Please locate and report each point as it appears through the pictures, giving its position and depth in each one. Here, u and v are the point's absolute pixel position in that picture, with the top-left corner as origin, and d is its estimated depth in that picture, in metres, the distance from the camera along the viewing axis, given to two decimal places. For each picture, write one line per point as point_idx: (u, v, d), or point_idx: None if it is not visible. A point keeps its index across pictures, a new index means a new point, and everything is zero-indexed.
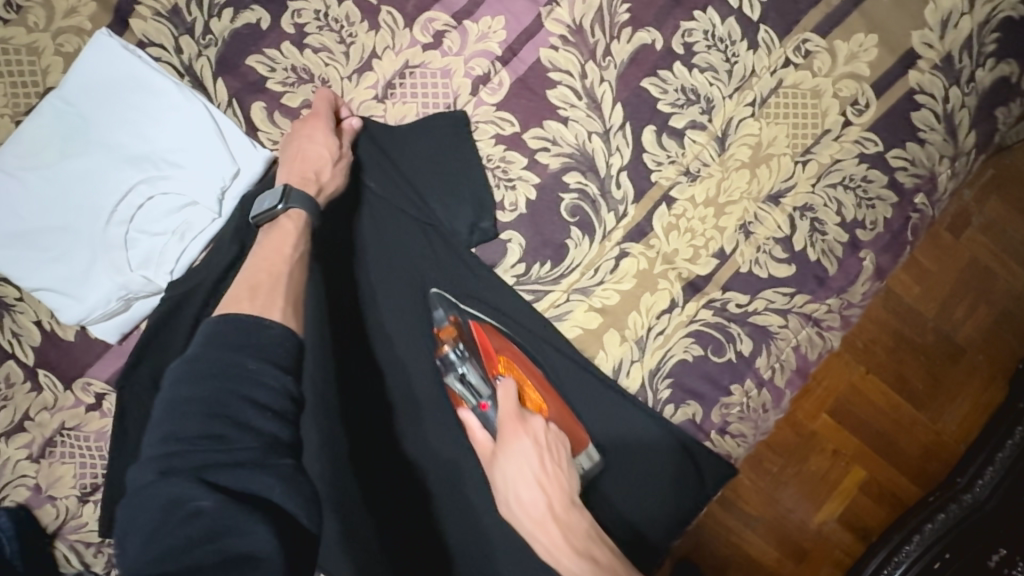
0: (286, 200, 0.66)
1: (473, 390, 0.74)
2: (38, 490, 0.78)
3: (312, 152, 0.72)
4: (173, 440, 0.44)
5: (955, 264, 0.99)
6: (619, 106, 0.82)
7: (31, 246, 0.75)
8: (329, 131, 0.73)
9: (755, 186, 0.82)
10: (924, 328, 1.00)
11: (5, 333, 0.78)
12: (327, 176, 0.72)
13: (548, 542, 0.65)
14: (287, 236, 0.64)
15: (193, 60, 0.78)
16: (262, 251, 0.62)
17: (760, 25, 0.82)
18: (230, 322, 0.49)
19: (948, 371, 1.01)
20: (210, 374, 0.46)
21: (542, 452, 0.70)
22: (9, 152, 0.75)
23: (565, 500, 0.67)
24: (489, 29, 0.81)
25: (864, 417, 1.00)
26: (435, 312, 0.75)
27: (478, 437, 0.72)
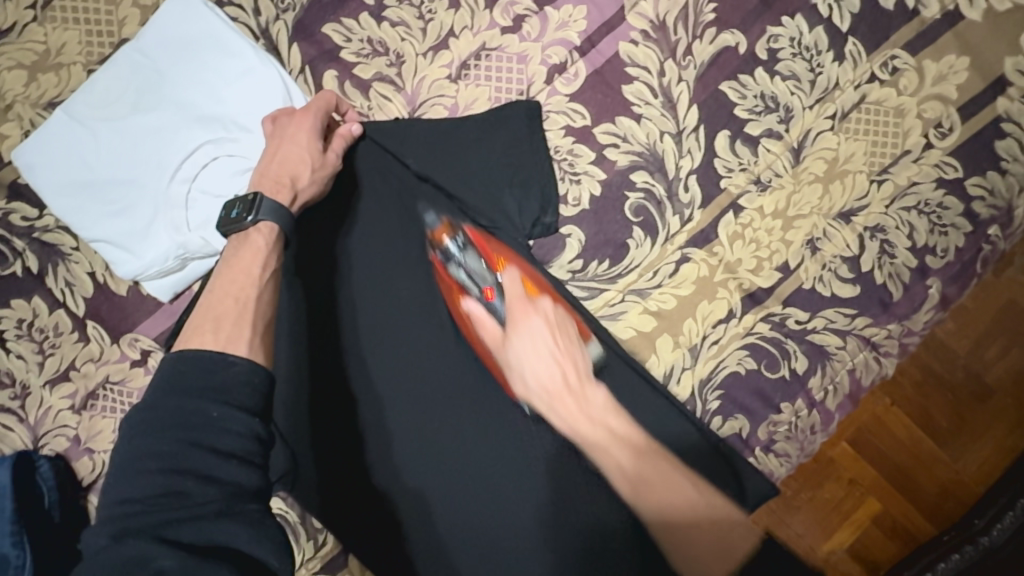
0: (257, 212, 0.59)
1: (475, 278, 0.69)
2: (78, 441, 0.78)
3: (292, 155, 0.66)
4: (127, 501, 0.40)
5: (992, 304, 0.87)
6: (694, 108, 0.80)
7: (93, 197, 0.75)
8: (315, 137, 0.68)
9: (827, 202, 0.80)
10: (953, 364, 0.87)
11: (58, 282, 0.78)
12: (305, 183, 0.65)
13: (565, 414, 0.62)
14: (257, 255, 0.57)
15: (271, 23, 0.78)
16: (225, 272, 0.56)
17: (849, 37, 0.79)
18: (186, 358, 0.45)
19: (974, 411, 0.87)
20: (169, 425, 0.42)
21: (553, 330, 0.67)
22: (82, 100, 0.74)
23: (581, 371, 0.65)
24: (570, 18, 0.80)
25: (886, 449, 0.87)
26: (425, 217, 0.72)
27: (487, 326, 0.67)
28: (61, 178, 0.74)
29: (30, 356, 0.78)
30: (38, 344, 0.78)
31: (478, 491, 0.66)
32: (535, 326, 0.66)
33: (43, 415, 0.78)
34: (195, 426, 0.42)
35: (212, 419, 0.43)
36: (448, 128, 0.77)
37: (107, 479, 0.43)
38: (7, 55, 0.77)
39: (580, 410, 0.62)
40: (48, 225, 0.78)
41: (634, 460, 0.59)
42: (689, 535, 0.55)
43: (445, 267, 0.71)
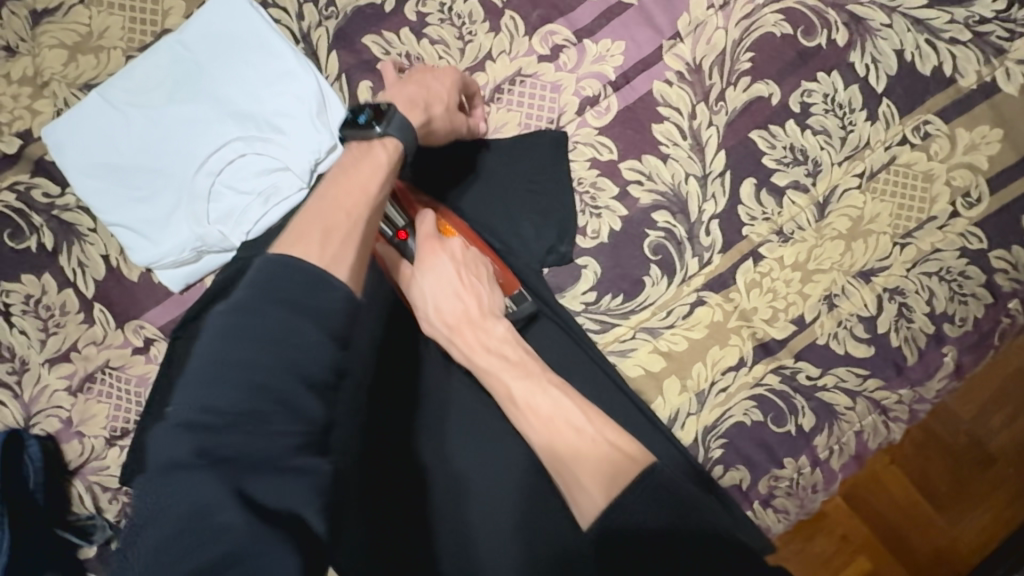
0: (386, 124, 0.58)
1: (392, 218, 0.67)
2: (69, 424, 0.77)
3: (432, 84, 0.66)
4: (205, 411, 0.37)
5: (998, 371, 0.86)
6: (722, 153, 0.80)
7: (118, 181, 0.75)
8: (456, 77, 0.69)
9: (848, 259, 0.80)
10: (956, 429, 0.86)
11: (71, 261, 0.78)
12: (437, 113, 0.65)
13: (464, 345, 0.62)
14: (376, 172, 0.55)
15: (313, 29, 0.78)
16: (346, 171, 0.54)
17: (883, 98, 0.79)
18: (291, 263, 0.42)
19: (974, 478, 0.86)
20: (254, 346, 0.38)
21: (459, 266, 0.64)
22: (121, 86, 0.75)
23: (485, 307, 0.63)
24: (607, 52, 0.80)
25: (881, 508, 0.85)
26: None
27: (398, 265, 0.66)
28: (88, 159, 0.74)
29: (33, 333, 0.77)
30: (43, 322, 0.78)
31: (514, 489, 0.59)
32: (441, 256, 0.64)
33: (38, 393, 0.77)
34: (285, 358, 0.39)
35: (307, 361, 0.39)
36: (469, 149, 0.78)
37: (186, 381, 0.39)
38: (49, 33, 0.77)
39: (480, 348, 0.61)
40: (68, 204, 0.78)
41: (523, 386, 0.58)
42: (581, 471, 0.50)
43: None
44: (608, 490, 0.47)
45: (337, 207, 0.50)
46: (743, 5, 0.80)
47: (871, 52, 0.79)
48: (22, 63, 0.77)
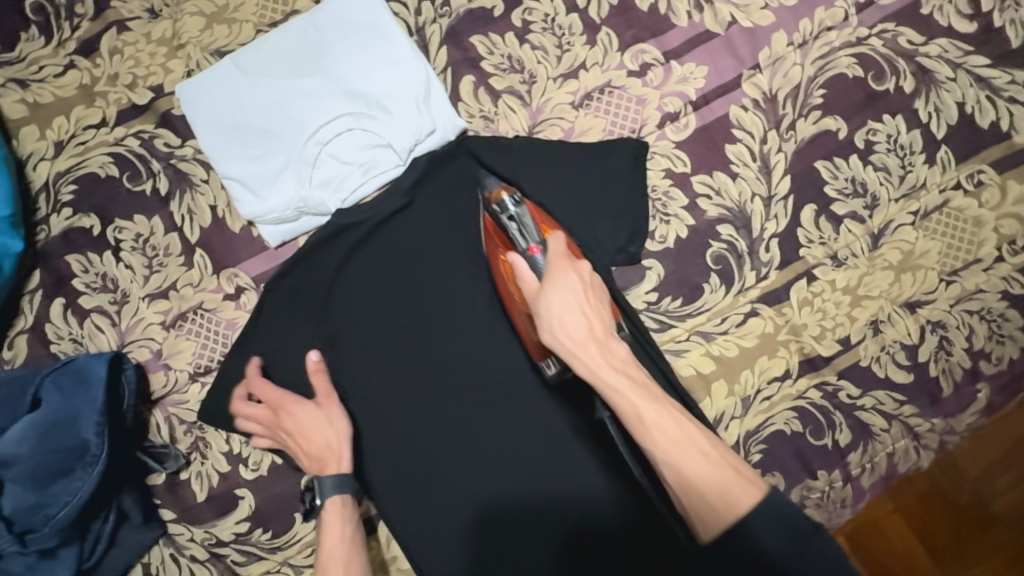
0: (322, 495, 0.72)
1: (523, 234, 0.70)
2: (159, 356, 0.83)
3: (310, 433, 0.75)
4: None
5: (1008, 434, 0.87)
6: (788, 178, 0.86)
7: (237, 139, 0.82)
8: (306, 404, 0.76)
9: (895, 289, 0.85)
10: (960, 485, 0.87)
11: (181, 208, 0.84)
12: (334, 437, 0.75)
13: (588, 360, 0.60)
14: (337, 532, 0.70)
15: (427, 24, 0.86)
16: (321, 558, 0.68)
17: (942, 144, 0.86)
18: None
19: (974, 538, 0.87)
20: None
21: (587, 289, 0.65)
22: (251, 55, 0.82)
23: (607, 327, 0.63)
24: (691, 74, 0.87)
25: (879, 554, 0.86)
26: (488, 181, 0.77)
27: (525, 277, 0.66)
28: (214, 117, 0.82)
29: (137, 269, 0.84)
30: (148, 259, 0.84)
31: (485, 473, 0.79)
32: (572, 276, 0.65)
33: (134, 324, 0.83)
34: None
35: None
36: (552, 150, 0.84)
37: None
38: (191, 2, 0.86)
39: (605, 358, 0.60)
40: (185, 155, 0.84)
41: (653, 408, 0.57)
42: (702, 480, 0.54)
43: (497, 218, 0.73)
44: (730, 508, 0.53)
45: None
46: (821, 46, 0.87)
47: (935, 101, 0.86)
48: (164, 25, 0.85)
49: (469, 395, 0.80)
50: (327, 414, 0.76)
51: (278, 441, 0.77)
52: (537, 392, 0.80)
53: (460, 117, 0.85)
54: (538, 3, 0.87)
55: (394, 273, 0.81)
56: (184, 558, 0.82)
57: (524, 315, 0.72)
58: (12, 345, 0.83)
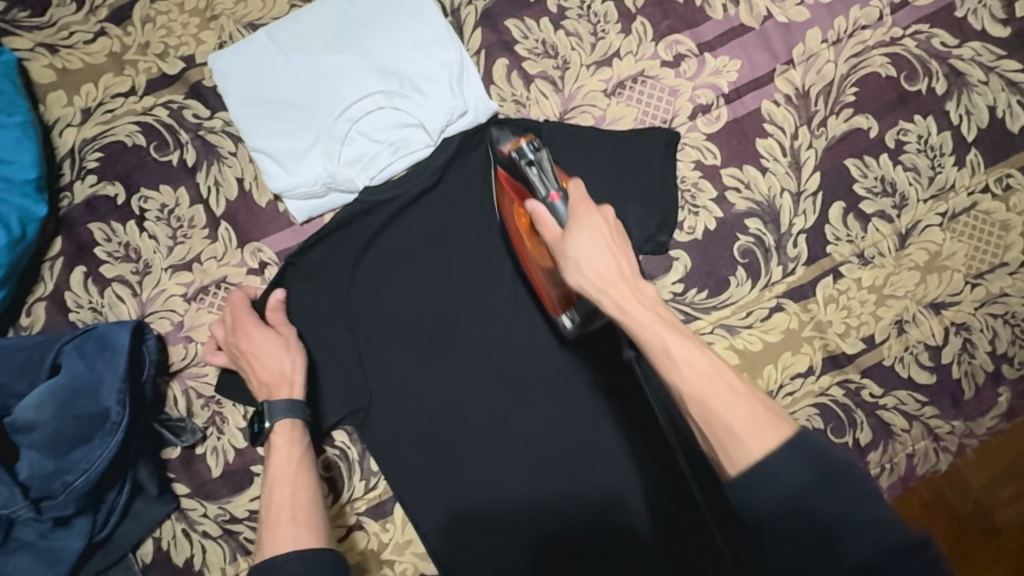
0: (272, 418, 0.71)
1: (545, 181, 0.69)
2: (179, 328, 0.82)
3: (263, 357, 0.74)
4: None
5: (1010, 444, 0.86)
6: (817, 174, 0.86)
7: (267, 112, 0.81)
8: (261, 328, 0.75)
9: (921, 289, 0.85)
10: (963, 495, 0.85)
11: (207, 179, 0.84)
12: (288, 366, 0.74)
13: (616, 296, 0.58)
14: (287, 452, 0.71)
15: (462, 6, 0.86)
16: (270, 477, 0.69)
17: (972, 147, 0.86)
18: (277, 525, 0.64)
19: (977, 550, 0.84)
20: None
21: (610, 229, 0.63)
22: (286, 29, 0.82)
23: (633, 269, 0.61)
24: (724, 67, 0.87)
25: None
26: (504, 139, 0.79)
27: (548, 222, 0.65)
28: (245, 88, 0.81)
29: (161, 239, 0.83)
30: (172, 230, 0.83)
31: (509, 458, 0.78)
32: (598, 216, 0.63)
33: (156, 295, 0.82)
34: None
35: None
36: (582, 138, 0.83)
37: None
38: None
39: (632, 296, 0.58)
40: (214, 127, 0.84)
41: (681, 341, 0.54)
42: (733, 416, 0.51)
43: (515, 169, 0.73)
44: (761, 436, 0.49)
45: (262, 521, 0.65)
46: (854, 45, 0.87)
47: (966, 104, 0.86)
48: None
49: (491, 381, 0.79)
50: (285, 343, 0.75)
51: (233, 361, 0.77)
52: (562, 378, 0.79)
53: (492, 100, 0.85)
54: None
55: (419, 254, 0.80)
56: (197, 534, 0.81)
57: (541, 268, 0.73)
58: (30, 312, 0.82)
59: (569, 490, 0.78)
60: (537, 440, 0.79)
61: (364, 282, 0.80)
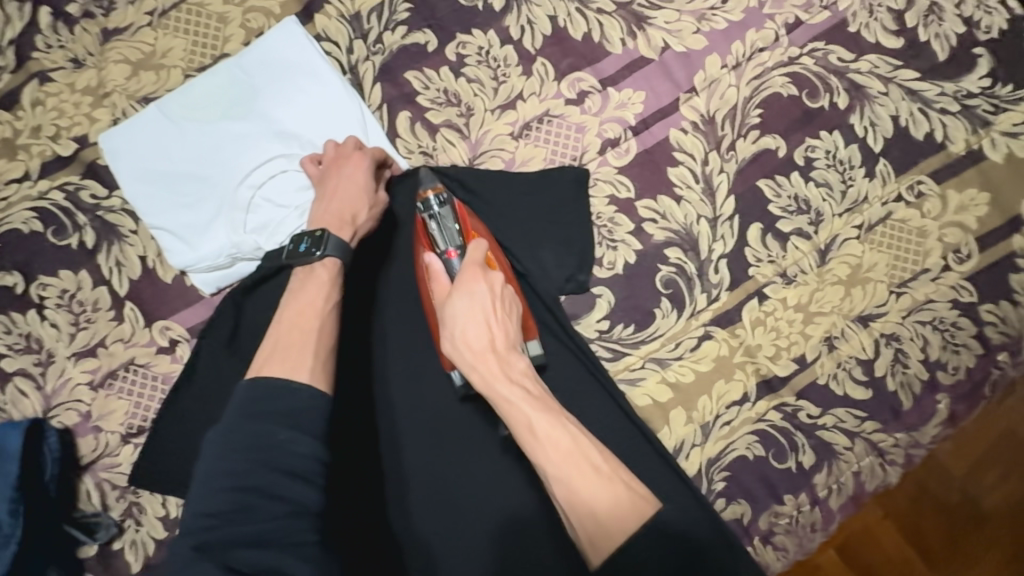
0: (323, 248, 0.67)
1: (444, 237, 0.73)
2: (87, 418, 0.78)
3: (348, 192, 0.73)
4: (204, 516, 0.49)
5: (989, 429, 0.86)
6: (731, 198, 0.86)
7: (165, 187, 0.79)
8: (368, 176, 0.75)
9: (847, 303, 0.84)
10: (950, 486, 0.86)
11: (109, 260, 0.81)
12: (363, 221, 0.72)
13: (485, 372, 0.61)
14: (321, 285, 0.65)
15: (360, 62, 0.85)
16: (297, 309, 0.62)
17: (881, 157, 0.86)
18: (265, 388, 0.54)
19: (969, 539, 0.85)
20: (250, 445, 0.51)
21: (494, 300, 0.66)
22: (177, 101, 0.81)
23: (509, 340, 0.65)
24: (629, 100, 0.87)
25: (875, 565, 0.85)
26: (423, 179, 0.77)
27: (440, 279, 0.70)
28: (141, 166, 0.79)
29: (64, 326, 0.80)
30: (74, 316, 0.80)
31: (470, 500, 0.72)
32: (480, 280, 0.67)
33: (61, 385, 0.79)
34: (267, 448, 0.51)
35: (284, 442, 0.51)
36: (491, 182, 0.82)
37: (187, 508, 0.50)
38: (116, 50, 0.84)
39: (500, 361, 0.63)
40: (112, 206, 0.82)
41: (545, 420, 0.57)
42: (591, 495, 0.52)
43: (424, 218, 0.74)
44: (618, 529, 0.50)
45: (274, 335, 0.60)
46: (754, 67, 0.87)
47: (870, 116, 0.87)
48: (88, 74, 0.83)
49: (438, 420, 0.75)
50: (371, 203, 0.74)
51: (320, 176, 0.76)
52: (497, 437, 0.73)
53: (400, 155, 0.83)
54: (472, 37, 0.86)
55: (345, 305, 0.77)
56: None
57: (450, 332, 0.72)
58: None
59: (532, 533, 0.71)
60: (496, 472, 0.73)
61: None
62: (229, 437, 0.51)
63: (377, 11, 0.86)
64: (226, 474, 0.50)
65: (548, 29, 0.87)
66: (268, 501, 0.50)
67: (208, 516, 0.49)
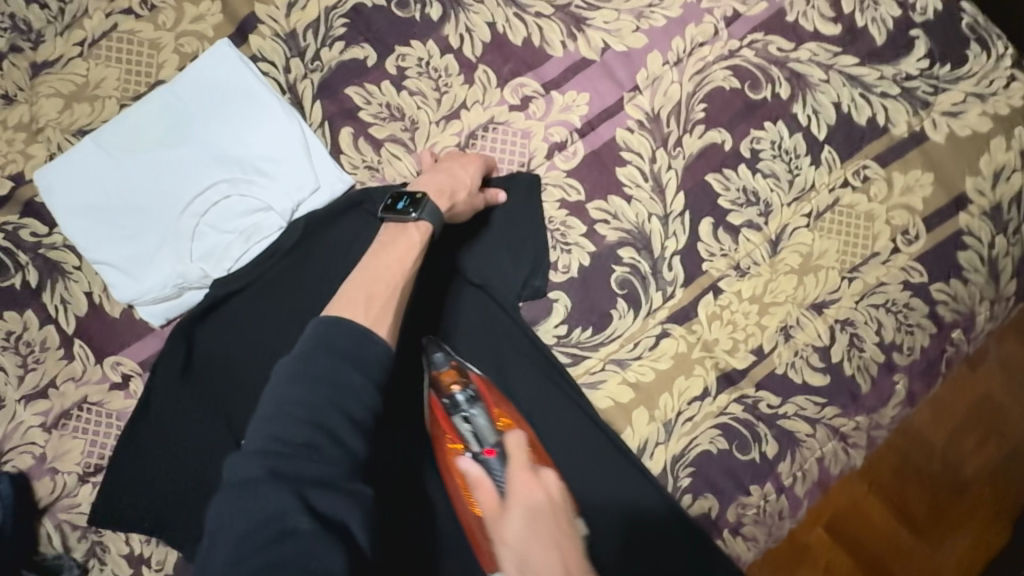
0: (420, 211, 0.65)
1: (477, 435, 0.68)
2: (42, 460, 0.77)
3: (457, 174, 0.74)
4: (274, 443, 0.43)
5: (966, 397, 0.88)
6: (681, 194, 0.86)
7: (106, 221, 0.78)
8: (478, 170, 0.76)
9: (801, 292, 0.85)
10: (932, 455, 0.88)
11: (54, 298, 0.79)
12: (460, 200, 0.72)
13: None
14: (412, 247, 0.62)
15: (298, 81, 0.84)
16: (382, 265, 0.59)
17: (825, 145, 0.87)
18: (337, 329, 0.48)
19: (953, 504, 0.88)
20: (324, 381, 0.45)
21: (555, 508, 0.58)
22: (112, 132, 0.79)
23: (581, 554, 0.55)
24: (573, 102, 0.87)
25: (864, 540, 0.87)
26: (434, 355, 0.73)
27: (484, 488, 0.61)
28: (77, 200, 0.78)
29: (12, 369, 0.78)
30: (22, 357, 0.79)
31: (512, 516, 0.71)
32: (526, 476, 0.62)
33: (13, 429, 0.77)
34: (337, 386, 0.46)
35: (355, 386, 0.46)
36: None
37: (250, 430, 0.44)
38: (47, 84, 0.82)
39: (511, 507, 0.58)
40: (54, 243, 0.80)
41: None
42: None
43: (450, 417, 0.70)
44: None
45: (358, 279, 0.57)
46: (695, 62, 0.87)
47: (812, 104, 0.87)
48: (20, 110, 0.81)
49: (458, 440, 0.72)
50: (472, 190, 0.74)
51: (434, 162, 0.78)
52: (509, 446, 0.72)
53: (345, 172, 0.82)
54: (410, 48, 0.86)
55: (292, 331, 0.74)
56: None
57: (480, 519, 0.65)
58: None
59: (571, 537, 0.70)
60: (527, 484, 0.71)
61: (251, 347, 0.74)
62: (299, 364, 0.46)
63: (312, 28, 0.84)
64: (297, 404, 0.45)
65: (487, 36, 0.86)
66: (334, 444, 0.44)
67: (268, 447, 0.43)
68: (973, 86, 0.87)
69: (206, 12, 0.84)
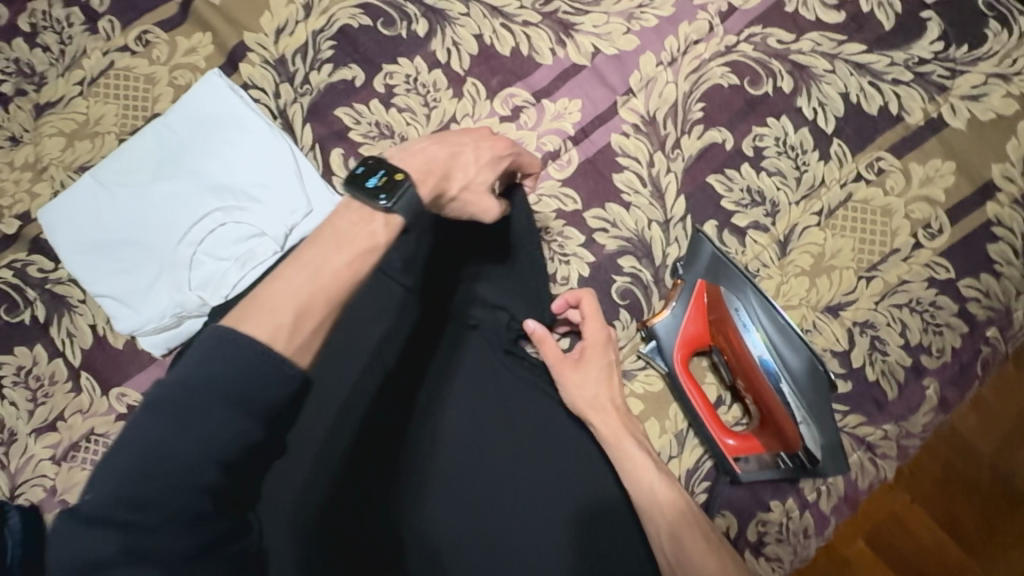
0: (392, 201, 0.49)
1: (661, 361, 0.78)
2: (53, 493, 0.78)
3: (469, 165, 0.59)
4: (124, 502, 0.37)
5: (1011, 404, 0.81)
6: (681, 198, 0.83)
7: (106, 256, 0.79)
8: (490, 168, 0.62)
9: (814, 295, 0.80)
10: (977, 464, 0.80)
11: (60, 332, 0.81)
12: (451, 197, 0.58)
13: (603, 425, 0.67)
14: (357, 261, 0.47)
15: (288, 105, 0.84)
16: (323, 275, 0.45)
17: (834, 138, 0.82)
18: (228, 350, 0.40)
19: (1004, 517, 0.80)
20: (197, 428, 0.38)
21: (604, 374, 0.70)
22: (110, 169, 0.81)
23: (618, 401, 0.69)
24: (565, 110, 0.84)
25: (907, 553, 0.79)
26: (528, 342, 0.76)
27: (550, 346, 0.69)
28: (76, 236, 0.80)
29: (22, 404, 0.80)
30: (32, 392, 0.80)
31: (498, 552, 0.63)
32: (688, 390, 0.76)
33: (25, 463, 0.79)
34: (208, 431, 0.38)
35: (234, 433, 0.39)
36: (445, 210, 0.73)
37: (99, 474, 0.38)
38: (50, 124, 0.84)
39: (586, 358, 0.70)
40: (60, 277, 0.82)
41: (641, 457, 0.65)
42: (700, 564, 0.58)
43: (643, 342, 0.80)
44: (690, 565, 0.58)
45: (274, 305, 0.43)
46: (690, 61, 0.84)
47: (817, 96, 0.83)
48: (26, 151, 0.84)
49: (450, 462, 0.66)
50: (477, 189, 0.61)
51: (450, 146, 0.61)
52: (507, 468, 0.66)
53: (337, 193, 0.82)
54: (398, 66, 0.85)
55: None
56: None
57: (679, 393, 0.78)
58: None
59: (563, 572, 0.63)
60: (519, 514, 0.64)
61: None
62: (165, 400, 0.39)
63: (301, 52, 0.85)
64: (152, 457, 0.38)
65: (475, 48, 0.85)
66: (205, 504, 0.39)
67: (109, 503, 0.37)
68: (994, 67, 0.82)
69: (197, 44, 0.85)
